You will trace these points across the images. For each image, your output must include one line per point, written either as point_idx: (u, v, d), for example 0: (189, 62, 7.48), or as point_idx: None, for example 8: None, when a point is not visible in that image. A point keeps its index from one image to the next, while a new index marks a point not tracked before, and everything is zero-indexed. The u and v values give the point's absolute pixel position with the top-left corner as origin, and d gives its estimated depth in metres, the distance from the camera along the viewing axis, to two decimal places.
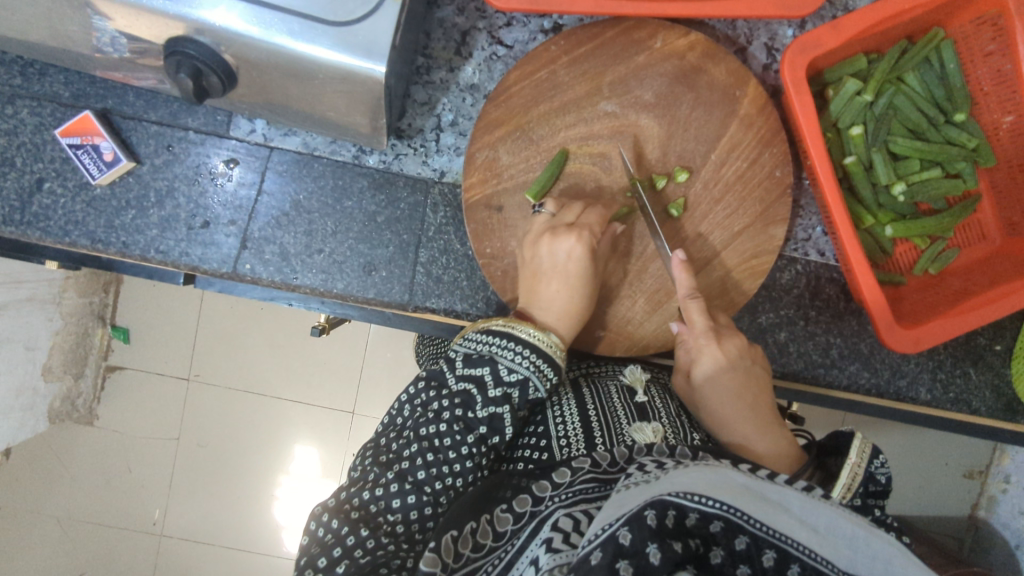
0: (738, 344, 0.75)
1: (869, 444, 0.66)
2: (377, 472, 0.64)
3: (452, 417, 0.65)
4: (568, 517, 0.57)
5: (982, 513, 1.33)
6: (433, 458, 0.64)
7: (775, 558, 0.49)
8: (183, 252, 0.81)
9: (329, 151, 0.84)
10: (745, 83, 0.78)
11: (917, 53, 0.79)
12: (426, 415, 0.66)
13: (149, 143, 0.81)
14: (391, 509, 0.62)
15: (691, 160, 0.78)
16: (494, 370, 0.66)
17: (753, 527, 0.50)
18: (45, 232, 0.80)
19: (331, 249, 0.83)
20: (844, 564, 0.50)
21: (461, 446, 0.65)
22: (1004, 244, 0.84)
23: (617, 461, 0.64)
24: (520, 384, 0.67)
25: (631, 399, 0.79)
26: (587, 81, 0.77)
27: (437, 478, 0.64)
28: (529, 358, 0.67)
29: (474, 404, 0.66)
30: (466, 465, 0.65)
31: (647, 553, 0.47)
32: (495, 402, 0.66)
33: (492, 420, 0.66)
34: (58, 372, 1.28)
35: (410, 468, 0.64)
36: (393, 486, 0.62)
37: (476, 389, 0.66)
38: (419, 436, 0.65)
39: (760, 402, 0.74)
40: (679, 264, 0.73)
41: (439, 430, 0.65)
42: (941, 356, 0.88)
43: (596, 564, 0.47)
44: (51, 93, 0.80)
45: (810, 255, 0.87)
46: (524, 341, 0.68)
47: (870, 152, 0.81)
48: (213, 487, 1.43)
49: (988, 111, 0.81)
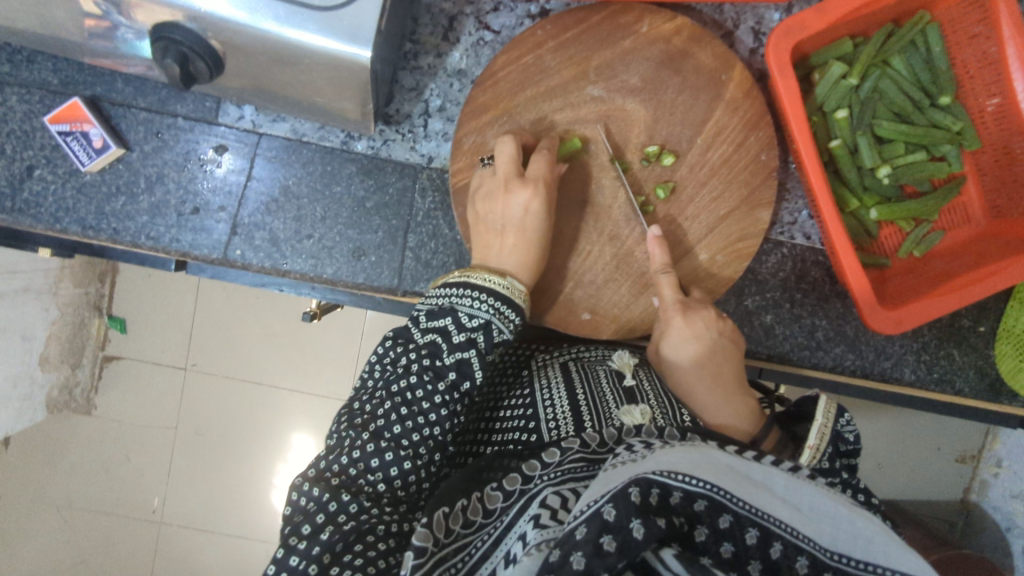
0: (706, 317, 0.77)
1: (835, 403, 0.72)
2: (353, 434, 0.63)
3: (421, 368, 0.66)
4: (556, 495, 0.58)
5: (973, 497, 1.36)
6: (406, 411, 0.64)
7: (757, 536, 0.50)
8: (174, 239, 0.82)
9: (318, 137, 0.84)
10: (730, 66, 0.78)
11: (902, 35, 0.80)
12: (396, 371, 0.67)
13: (138, 130, 0.82)
14: (370, 469, 0.62)
15: (677, 144, 0.78)
16: (456, 318, 0.67)
17: (736, 505, 0.51)
18: (36, 219, 0.80)
19: (320, 235, 0.84)
20: (827, 542, 0.50)
21: (434, 395, 0.65)
22: (989, 227, 0.84)
23: (605, 442, 0.66)
24: (483, 327, 0.67)
25: (620, 383, 0.80)
26: (573, 66, 0.77)
27: (413, 430, 0.64)
28: (488, 302, 0.68)
29: (441, 352, 0.66)
30: (441, 413, 0.65)
31: (631, 528, 0.47)
32: (461, 348, 0.66)
33: (460, 365, 0.67)
34: (55, 362, 1.30)
35: (385, 426, 0.64)
36: (369, 446, 0.62)
37: (441, 339, 0.66)
38: (390, 393, 0.65)
39: (724, 373, 0.78)
40: (654, 239, 0.76)
41: (410, 383, 0.65)
42: (926, 338, 0.88)
43: (581, 538, 0.48)
44: (39, 80, 0.80)
45: (796, 238, 0.88)
46: (480, 287, 0.69)
47: (856, 135, 0.81)
48: (210, 476, 1.44)
49: (975, 93, 0.81)
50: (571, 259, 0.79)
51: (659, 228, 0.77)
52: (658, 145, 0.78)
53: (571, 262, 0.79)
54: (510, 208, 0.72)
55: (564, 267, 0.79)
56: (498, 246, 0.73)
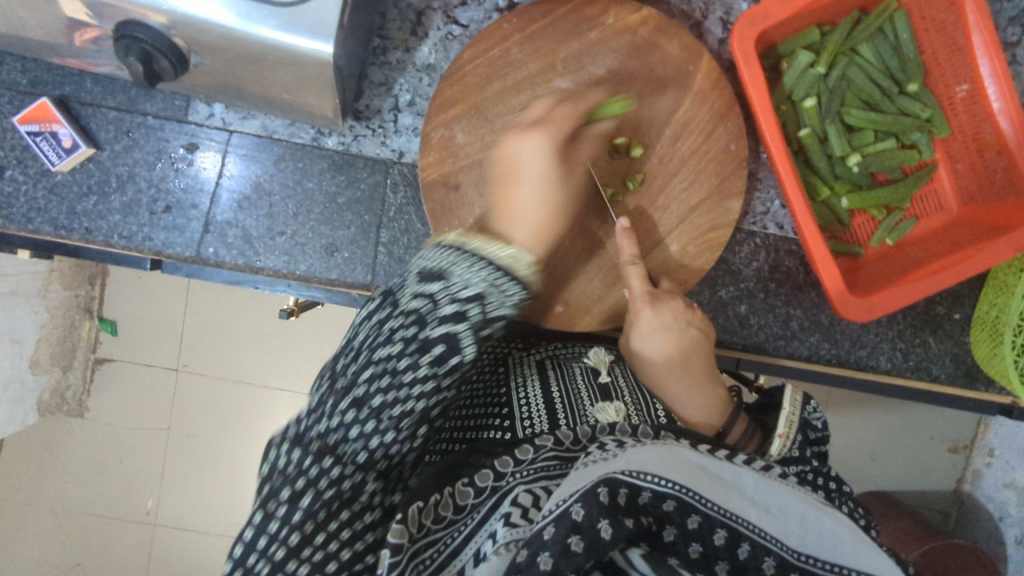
0: (674, 306, 0.77)
1: (799, 392, 0.74)
2: (333, 399, 0.53)
3: (405, 335, 0.54)
4: (528, 493, 0.55)
5: (966, 487, 1.36)
6: (388, 384, 0.52)
7: (726, 537, 0.50)
8: (147, 237, 0.82)
9: (289, 134, 0.84)
10: (697, 57, 0.78)
11: (869, 23, 0.80)
12: (381, 335, 0.55)
13: (108, 129, 0.82)
14: (350, 442, 0.51)
15: (646, 135, 0.78)
16: (446, 285, 0.56)
17: (706, 506, 0.51)
18: (8, 219, 0.80)
19: (293, 231, 0.84)
20: (794, 543, 0.51)
21: (419, 368, 0.53)
22: (962, 213, 0.84)
23: (578, 440, 0.64)
24: (475, 299, 0.56)
25: (595, 379, 0.80)
26: (540, 58, 0.77)
27: (394, 409, 0.53)
28: (486, 270, 0.57)
29: (429, 318, 0.54)
30: (428, 392, 0.54)
31: (598, 528, 0.45)
32: (450, 318, 0.54)
33: (451, 338, 0.54)
34: (45, 365, 1.32)
35: (365, 395, 0.52)
36: (347, 416, 0.52)
37: (429, 302, 0.55)
38: (373, 359, 0.53)
39: (694, 362, 0.78)
40: (623, 231, 0.75)
41: (393, 351, 0.53)
42: (901, 326, 0.89)
43: (550, 537, 0.45)
44: (8, 81, 0.80)
45: (769, 228, 0.88)
46: (482, 256, 0.59)
47: (825, 124, 0.82)
48: (202, 477, 1.44)
49: (943, 80, 0.82)
50: None
51: (628, 219, 0.76)
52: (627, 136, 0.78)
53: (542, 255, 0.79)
54: (521, 155, 0.71)
55: None
56: (515, 196, 0.69)
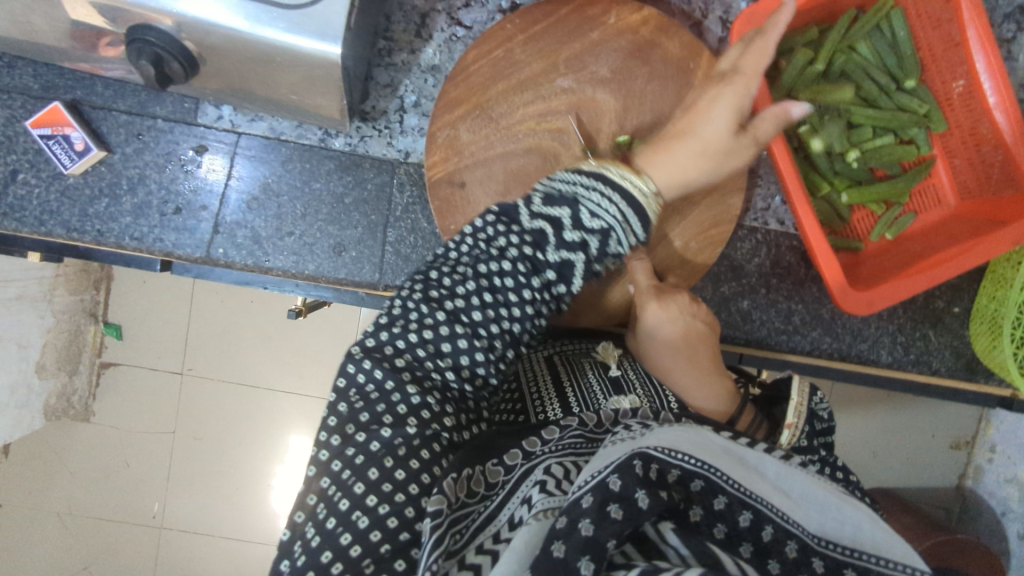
0: (680, 302, 0.79)
1: (807, 383, 0.75)
2: (427, 312, 0.60)
3: (519, 256, 0.61)
4: (558, 466, 0.54)
5: (969, 483, 1.37)
6: (491, 299, 0.61)
7: (750, 519, 0.49)
8: (157, 239, 0.83)
9: (296, 135, 0.86)
10: (698, 55, 0.79)
11: (867, 20, 0.81)
12: (489, 252, 0.62)
13: (119, 132, 0.83)
14: (441, 354, 0.59)
15: (649, 133, 0.80)
16: (575, 213, 0.62)
17: (729, 487, 0.50)
18: (20, 222, 0.82)
19: (301, 231, 0.85)
20: (815, 528, 0.49)
21: (522, 288, 0.62)
22: (960, 207, 0.85)
23: (603, 423, 0.62)
24: (601, 232, 0.62)
25: (605, 373, 0.79)
26: (543, 58, 0.79)
27: (493, 321, 0.61)
28: (617, 205, 0.63)
29: (546, 244, 0.62)
30: (525, 311, 0.62)
31: (636, 498, 0.46)
32: (569, 247, 0.62)
33: (562, 266, 0.62)
34: (51, 370, 1.33)
35: (464, 309, 0.60)
36: (444, 328, 0.59)
37: (550, 228, 0.61)
38: (477, 274, 0.61)
39: (699, 353, 0.80)
40: None
41: (501, 269, 0.61)
42: (901, 320, 0.90)
43: (587, 505, 0.45)
44: (20, 85, 0.82)
45: (770, 224, 0.89)
46: (610, 182, 0.63)
47: (826, 120, 0.82)
48: (210, 478, 1.45)
49: (940, 76, 0.83)
50: None
51: None
52: (629, 134, 0.79)
53: None
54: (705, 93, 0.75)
55: None
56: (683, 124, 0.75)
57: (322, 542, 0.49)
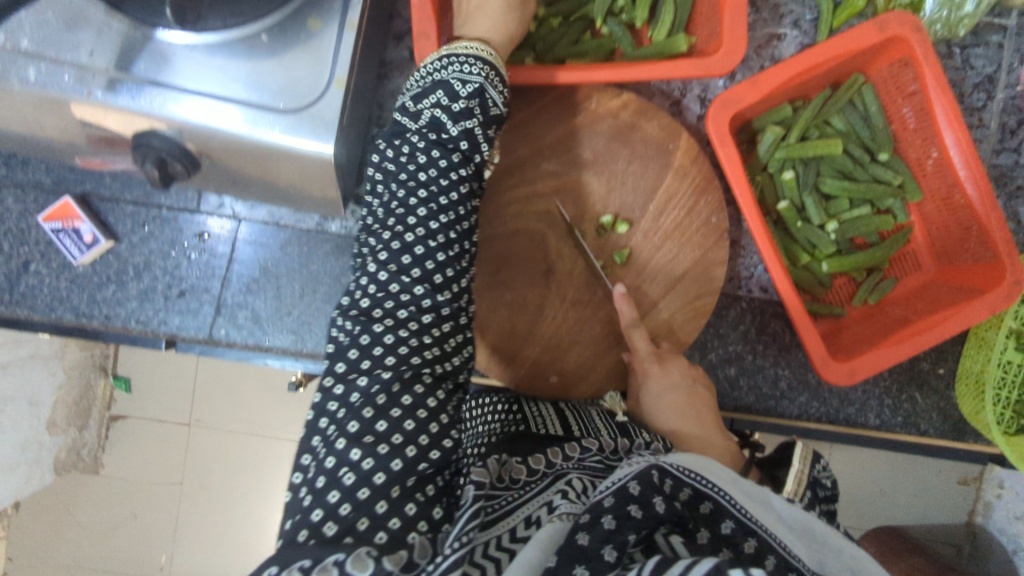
0: (680, 366, 0.81)
1: (809, 449, 0.78)
2: (375, 242, 0.62)
3: (429, 143, 0.63)
4: (580, 480, 0.60)
5: (979, 519, 1.35)
6: (425, 195, 0.62)
7: (754, 546, 0.54)
8: (162, 321, 0.87)
9: (295, 221, 0.89)
10: (676, 137, 0.83)
11: (839, 96, 0.85)
12: (406, 159, 0.64)
13: (125, 222, 0.87)
14: (404, 272, 0.60)
15: (631, 212, 0.83)
16: (447, 89, 0.65)
17: (739, 513, 0.55)
18: (32, 309, 0.85)
19: (300, 311, 0.88)
20: (812, 565, 0.55)
21: (451, 170, 0.64)
22: (939, 272, 0.87)
23: (619, 450, 0.69)
24: (478, 95, 0.65)
25: (612, 419, 0.78)
26: (529, 144, 0.82)
27: (438, 214, 0.62)
28: (479, 66, 0.66)
29: (444, 124, 0.64)
30: (462, 190, 0.64)
31: (654, 503, 0.52)
32: (463, 116, 0.64)
33: (468, 135, 0.65)
34: (61, 425, 1.35)
35: (404, 217, 0.62)
36: (393, 245, 0.61)
37: (440, 112, 0.64)
38: (404, 182, 0.63)
39: (701, 413, 0.79)
40: (620, 297, 0.79)
41: (421, 164, 0.63)
42: (887, 383, 0.92)
43: (609, 505, 0.52)
44: (33, 181, 0.86)
45: (754, 291, 0.92)
46: (465, 53, 0.67)
47: (802, 195, 0.87)
48: (212, 530, 1.46)
49: (914, 147, 0.85)
50: (537, 327, 0.83)
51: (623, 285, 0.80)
52: (613, 214, 0.83)
53: (537, 330, 0.83)
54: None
55: (533, 336, 0.83)
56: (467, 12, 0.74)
57: (312, 502, 0.51)
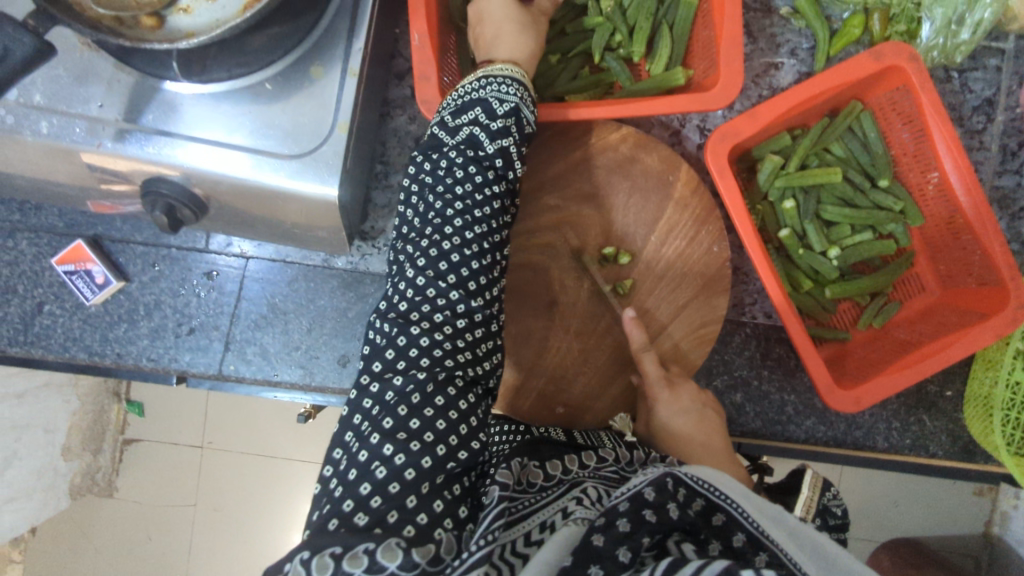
0: (691, 391, 0.79)
1: (819, 477, 0.78)
2: (412, 248, 0.62)
3: (465, 160, 0.63)
4: (593, 488, 0.60)
5: (996, 530, 1.32)
6: (461, 207, 0.62)
7: (767, 561, 0.52)
8: (173, 358, 0.88)
9: (301, 257, 0.90)
10: (676, 168, 0.83)
11: (838, 124, 0.85)
12: (441, 169, 0.63)
13: (136, 263, 0.89)
14: (440, 280, 0.60)
15: (633, 243, 0.84)
16: (486, 108, 0.65)
17: (751, 526, 0.53)
18: (47, 349, 0.87)
19: (308, 345, 0.89)
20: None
21: (486, 183, 0.63)
22: (943, 296, 0.87)
23: (633, 461, 0.69)
24: (514, 114, 0.65)
25: (621, 438, 0.77)
26: (530, 179, 0.83)
27: (473, 225, 0.62)
28: (514, 87, 0.67)
29: (481, 141, 0.64)
30: (494, 205, 0.64)
31: (667, 509, 0.52)
32: (501, 134, 0.64)
33: (503, 152, 0.64)
34: (76, 449, 1.37)
35: (442, 226, 0.61)
36: (430, 253, 0.61)
37: (478, 129, 0.64)
38: (440, 191, 0.63)
39: (713, 439, 0.77)
40: (631, 321, 0.80)
41: (458, 174, 0.62)
42: (894, 406, 0.92)
43: (624, 509, 0.51)
44: (45, 225, 0.88)
45: (758, 317, 0.92)
46: (505, 77, 0.68)
47: (803, 222, 0.87)
48: (222, 552, 1.46)
49: (914, 174, 0.86)
50: (542, 359, 0.83)
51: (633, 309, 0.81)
52: (616, 245, 0.83)
53: (543, 362, 0.83)
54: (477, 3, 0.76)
55: (538, 369, 0.83)
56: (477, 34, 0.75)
57: (344, 493, 0.52)
